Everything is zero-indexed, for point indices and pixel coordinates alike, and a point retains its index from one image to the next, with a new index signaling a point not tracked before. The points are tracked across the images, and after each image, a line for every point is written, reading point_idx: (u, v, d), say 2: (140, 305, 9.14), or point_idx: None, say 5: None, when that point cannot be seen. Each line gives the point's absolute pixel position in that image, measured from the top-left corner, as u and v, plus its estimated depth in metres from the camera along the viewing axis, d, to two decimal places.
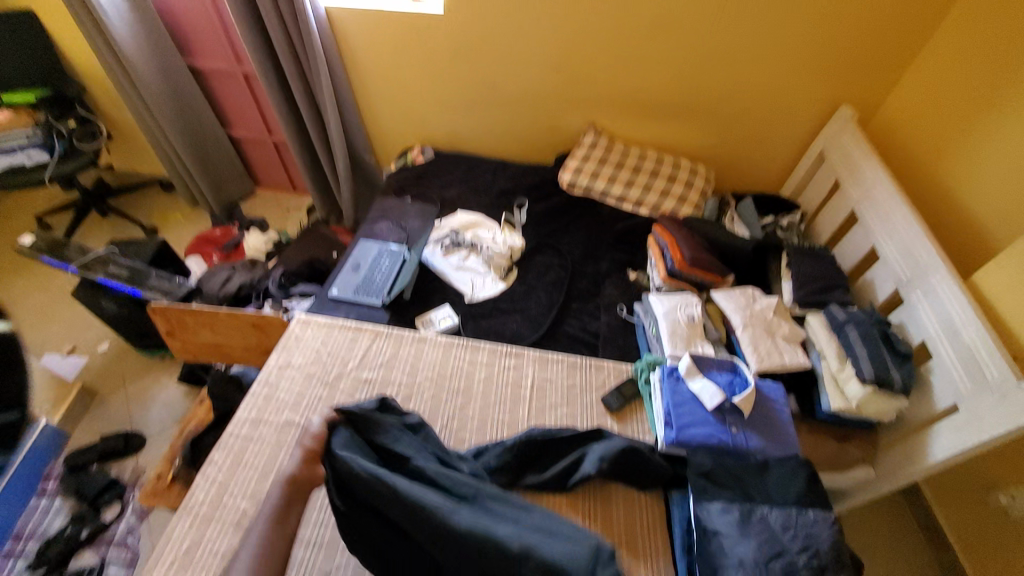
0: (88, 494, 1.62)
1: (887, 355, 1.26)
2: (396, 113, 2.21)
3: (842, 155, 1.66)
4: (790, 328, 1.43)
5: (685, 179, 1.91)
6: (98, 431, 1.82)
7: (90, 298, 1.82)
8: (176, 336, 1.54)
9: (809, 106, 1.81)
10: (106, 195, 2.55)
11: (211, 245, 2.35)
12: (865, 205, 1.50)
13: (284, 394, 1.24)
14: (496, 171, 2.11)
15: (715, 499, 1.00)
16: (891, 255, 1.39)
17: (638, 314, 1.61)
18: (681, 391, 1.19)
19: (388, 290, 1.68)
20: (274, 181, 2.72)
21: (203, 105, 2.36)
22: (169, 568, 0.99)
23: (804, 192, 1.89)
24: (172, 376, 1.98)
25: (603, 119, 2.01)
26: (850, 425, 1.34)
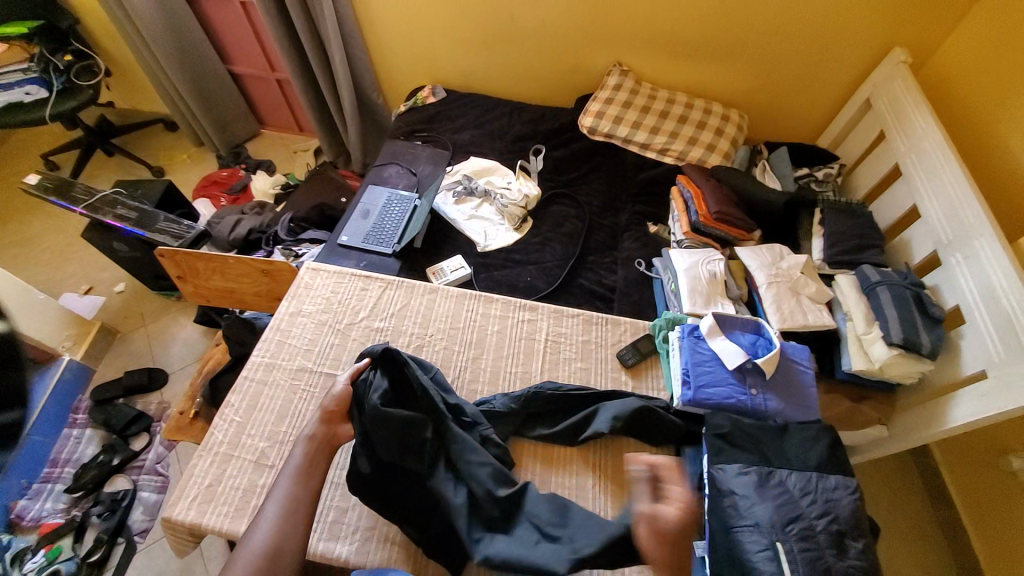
0: (116, 425, 1.67)
1: (919, 318, 1.20)
2: (405, 48, 2.06)
3: (892, 102, 1.51)
4: (818, 287, 1.36)
5: (715, 126, 1.78)
6: (121, 367, 1.87)
7: (101, 240, 1.80)
8: (188, 282, 1.52)
9: (858, 46, 1.64)
10: (110, 134, 2.47)
11: (219, 188, 2.29)
12: (912, 158, 1.38)
13: (296, 341, 1.24)
14: (512, 114, 1.99)
15: (732, 460, 0.98)
16: (932, 214, 1.29)
17: (657, 269, 1.55)
18: (700, 350, 1.16)
19: (398, 238, 1.64)
20: (280, 122, 2.61)
21: (202, 37, 2.22)
22: (193, 502, 1.02)
23: (843, 142, 1.76)
24: (189, 317, 2.00)
25: (629, 57, 1.86)
26: (868, 386, 1.30)
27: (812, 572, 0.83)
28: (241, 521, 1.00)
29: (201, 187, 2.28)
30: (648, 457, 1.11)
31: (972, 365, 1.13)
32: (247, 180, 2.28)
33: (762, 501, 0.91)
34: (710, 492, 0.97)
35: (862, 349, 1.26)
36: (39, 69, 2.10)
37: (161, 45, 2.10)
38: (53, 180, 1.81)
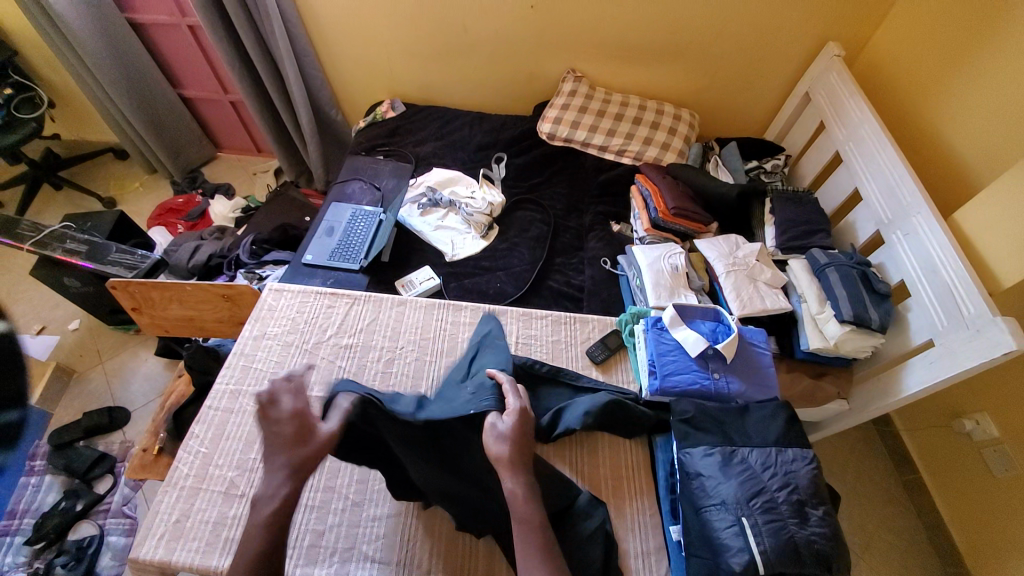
0: (78, 469, 1.60)
1: (865, 295, 1.27)
2: (362, 65, 2.07)
3: (829, 94, 1.60)
4: (773, 273, 1.43)
5: (668, 125, 1.85)
6: (82, 407, 1.78)
7: (51, 276, 1.72)
8: (144, 312, 1.47)
9: (795, 44, 1.73)
10: (57, 166, 2.38)
11: (176, 215, 2.23)
12: (851, 146, 1.47)
13: (262, 365, 1.21)
14: (472, 124, 2.02)
15: (697, 444, 1.01)
16: (873, 196, 1.37)
17: (622, 266, 1.59)
18: (665, 341, 1.19)
19: (365, 253, 1.63)
20: (238, 144, 2.57)
21: (148, 63, 2.17)
22: (161, 539, 0.98)
23: (789, 133, 1.85)
24: (151, 349, 1.93)
25: (582, 64, 1.91)
26: (826, 363, 1.36)
27: (779, 542, 0.86)
28: (214, 554, 0.97)
29: (156, 216, 2.21)
30: (621, 447, 1.14)
31: (918, 335, 1.20)
32: (206, 206, 2.23)
33: (727, 479, 0.94)
34: (680, 476, 1.00)
35: (817, 328, 1.32)
36: None
37: (107, 73, 2.05)
38: None
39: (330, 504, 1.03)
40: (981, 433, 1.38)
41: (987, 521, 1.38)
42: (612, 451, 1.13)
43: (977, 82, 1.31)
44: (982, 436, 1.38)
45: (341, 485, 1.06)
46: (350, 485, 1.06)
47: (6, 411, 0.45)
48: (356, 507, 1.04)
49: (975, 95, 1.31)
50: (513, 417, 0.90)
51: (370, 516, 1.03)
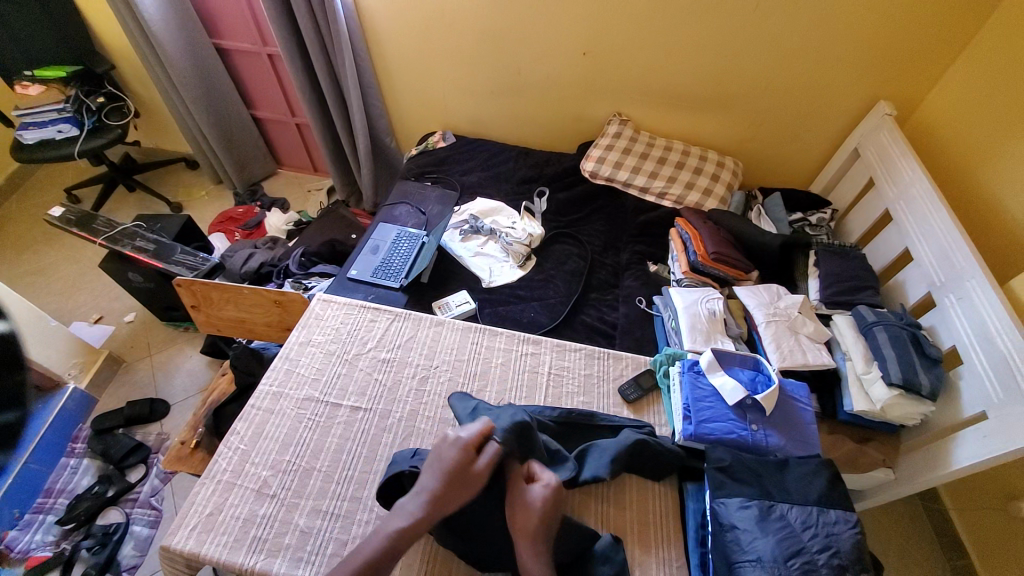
0: (115, 456, 1.67)
1: (915, 357, 1.22)
2: (419, 98, 2.20)
3: (880, 151, 1.60)
4: (817, 327, 1.39)
5: (711, 172, 1.87)
6: (125, 396, 1.88)
7: (118, 270, 1.85)
8: (201, 311, 1.56)
9: (846, 100, 1.74)
10: (133, 171, 2.59)
11: (234, 223, 2.38)
12: (902, 204, 1.44)
13: (304, 370, 1.26)
14: (518, 158, 2.09)
15: (733, 495, 0.98)
16: (925, 257, 1.34)
17: (658, 307, 1.59)
18: (701, 386, 1.17)
19: (406, 273, 1.69)
20: (296, 162, 2.74)
21: (227, 84, 2.37)
22: (193, 531, 1.01)
23: (836, 188, 1.84)
24: (196, 347, 2.02)
25: (629, 108, 1.98)
26: (871, 426, 1.30)
27: None
28: (240, 552, 0.99)
29: (216, 223, 2.37)
30: (649, 491, 1.11)
31: (972, 406, 1.13)
32: (261, 217, 2.37)
33: (764, 535, 0.91)
34: (713, 528, 0.97)
35: (863, 389, 1.27)
36: (73, 109, 2.23)
37: (191, 90, 2.24)
38: (77, 213, 1.89)
39: (355, 514, 1.04)
40: None
41: None
42: (641, 495, 1.11)
43: None
44: None
45: (367, 497, 1.07)
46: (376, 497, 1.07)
47: None
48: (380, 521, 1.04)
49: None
50: (548, 490, 0.94)
51: None
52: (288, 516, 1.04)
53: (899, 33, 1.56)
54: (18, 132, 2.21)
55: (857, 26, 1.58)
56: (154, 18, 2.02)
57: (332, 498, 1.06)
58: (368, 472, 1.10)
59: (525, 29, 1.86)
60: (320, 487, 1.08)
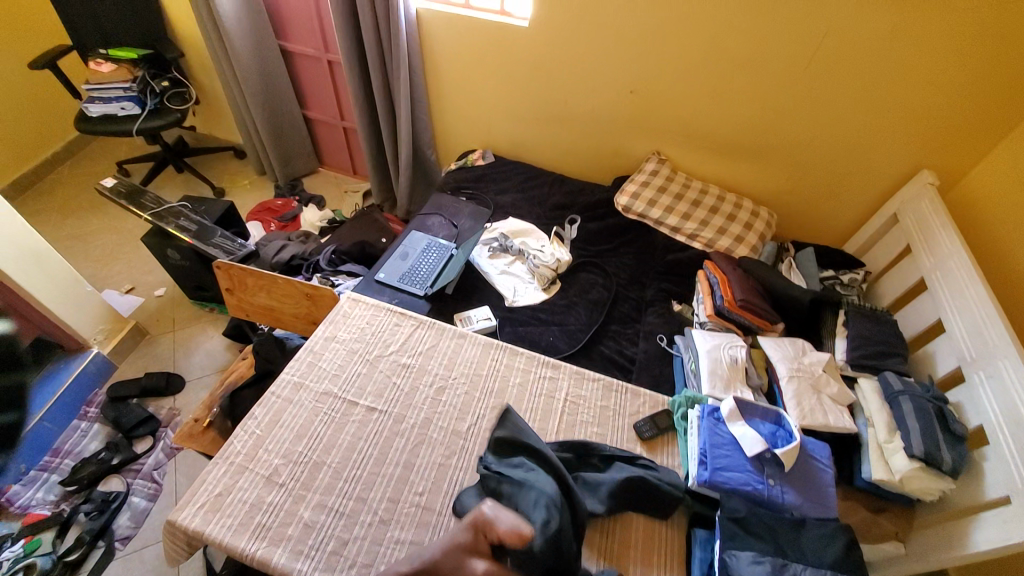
0: (125, 424, 1.70)
1: (940, 432, 1.19)
2: (465, 116, 2.27)
3: (919, 219, 1.58)
4: (840, 388, 1.36)
5: (744, 220, 1.87)
6: (143, 368, 1.92)
7: (158, 246, 1.92)
8: (234, 295, 1.59)
9: (890, 164, 1.73)
10: (184, 153, 2.70)
11: (271, 214, 2.46)
12: (937, 275, 1.42)
13: (326, 364, 1.28)
14: (553, 184, 2.13)
15: (746, 548, 0.96)
16: (957, 330, 1.31)
17: (678, 347, 1.57)
18: (720, 433, 1.15)
19: (431, 282, 1.72)
20: (337, 163, 2.83)
21: (286, 83, 2.48)
22: (201, 509, 1.02)
23: (870, 250, 1.82)
24: (217, 329, 2.06)
25: (669, 148, 2.01)
26: (889, 498, 1.26)
27: None
28: (244, 537, 0.99)
29: (254, 212, 2.45)
30: (654, 529, 1.09)
31: (996, 488, 1.09)
32: (297, 211, 2.44)
33: None
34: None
35: (882, 458, 1.24)
36: (138, 89, 2.35)
37: (250, 85, 2.36)
38: (127, 185, 1.98)
39: (358, 516, 1.04)
40: None
41: None
42: (647, 537, 1.08)
43: None
44: None
45: (372, 500, 1.06)
46: (381, 501, 1.07)
47: None
48: (382, 525, 1.03)
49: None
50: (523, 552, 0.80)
51: (393, 538, 1.02)
52: (294, 507, 1.04)
53: (948, 105, 1.57)
54: (85, 105, 2.34)
55: (906, 93, 1.59)
56: (228, 15, 2.15)
57: (338, 496, 1.06)
58: (377, 474, 1.10)
59: (577, 62, 1.92)
60: (326, 482, 1.08)
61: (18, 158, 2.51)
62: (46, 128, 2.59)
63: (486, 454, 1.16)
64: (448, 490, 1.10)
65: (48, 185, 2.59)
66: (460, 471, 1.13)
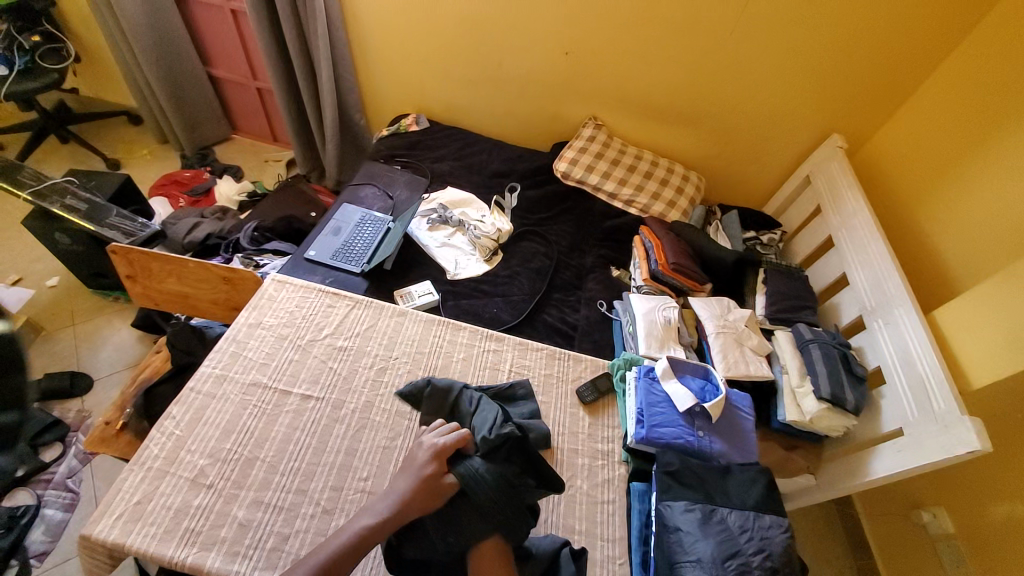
0: (28, 431, 1.51)
1: (844, 375, 1.34)
2: (394, 77, 2.14)
3: (828, 182, 1.71)
4: (760, 340, 1.49)
5: (676, 185, 1.94)
6: (43, 368, 1.71)
7: (43, 230, 1.68)
8: (138, 282, 1.43)
9: (805, 130, 1.85)
10: (67, 121, 2.35)
11: (180, 188, 2.22)
12: (843, 233, 1.56)
13: (252, 354, 1.20)
14: (491, 151, 2.07)
15: (679, 498, 1.04)
16: (860, 283, 1.46)
17: (617, 311, 1.63)
18: (655, 392, 1.22)
19: (368, 258, 1.65)
20: (254, 130, 2.58)
21: (185, 38, 2.20)
22: (118, 520, 0.95)
23: (786, 211, 1.96)
24: (126, 320, 1.87)
25: (604, 113, 2.01)
26: (800, 436, 1.41)
27: None
28: (171, 544, 0.94)
29: (160, 186, 2.20)
30: (598, 488, 1.15)
31: (891, 422, 1.25)
32: (212, 184, 2.22)
33: (704, 537, 0.97)
34: (657, 529, 1.02)
35: (795, 401, 1.38)
36: (3, 47, 2.00)
37: (141, 39, 2.06)
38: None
39: (298, 508, 1.01)
40: (936, 526, 1.45)
41: None
42: (592, 496, 1.13)
43: (962, 197, 1.42)
44: (937, 530, 1.45)
45: (313, 490, 1.04)
46: (322, 491, 1.04)
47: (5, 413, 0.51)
48: (326, 514, 1.01)
49: (961, 205, 1.42)
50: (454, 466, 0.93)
51: (338, 526, 1.00)
52: (227, 507, 0.99)
53: (856, 73, 1.68)
54: None
55: (820, 60, 1.68)
56: None
57: (276, 490, 1.02)
58: (317, 464, 1.07)
59: (509, 22, 1.84)
60: (262, 477, 1.04)
61: None
62: None
63: None
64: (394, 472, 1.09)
65: None
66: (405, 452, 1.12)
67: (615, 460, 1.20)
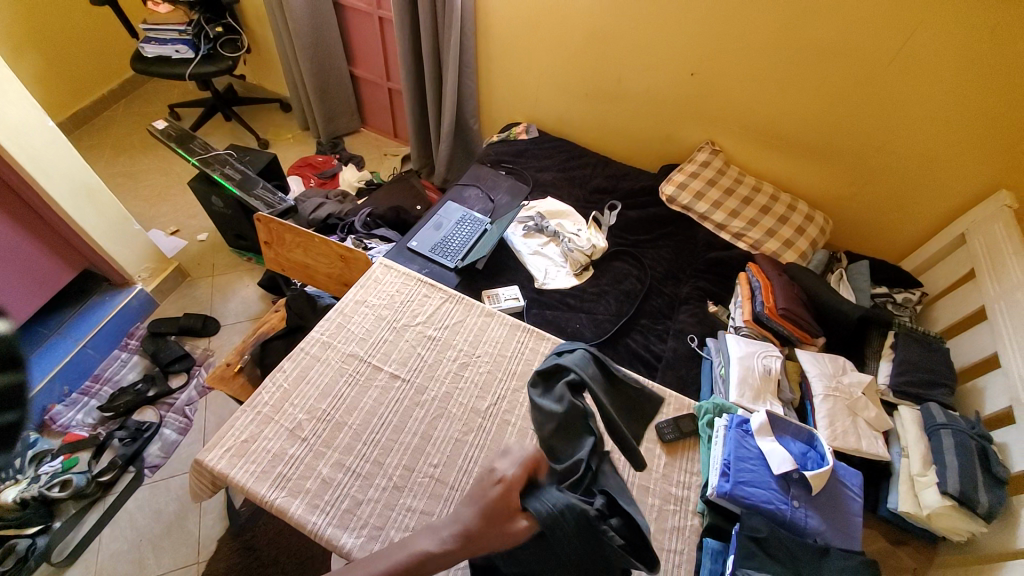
0: (162, 359, 1.78)
1: (980, 473, 1.12)
2: (513, 88, 2.21)
3: (989, 244, 1.46)
4: (879, 413, 1.29)
5: (796, 224, 1.77)
6: (182, 308, 1.99)
7: (203, 192, 1.96)
8: (271, 249, 1.60)
9: (965, 181, 1.59)
10: (233, 102, 2.73)
11: (311, 170, 2.47)
12: (1000, 305, 1.31)
13: (354, 327, 1.29)
14: (597, 167, 2.05)
15: (761, 569, 0.93)
16: (1015, 369, 1.21)
17: (709, 350, 1.52)
18: (746, 446, 1.11)
19: (462, 256, 1.71)
20: (379, 125, 2.81)
21: (336, 38, 2.45)
22: (226, 452, 1.06)
23: (930, 270, 1.69)
24: (252, 278, 2.11)
25: (724, 140, 1.90)
26: (912, 531, 1.20)
27: None
28: (265, 484, 1.03)
29: (296, 167, 2.47)
30: (665, 533, 1.07)
31: None
32: (337, 170, 2.45)
33: None
34: None
35: (913, 490, 1.19)
36: (192, 33, 2.38)
37: (301, 38, 2.34)
38: (177, 130, 2.01)
39: (373, 479, 1.06)
40: None
41: None
42: (658, 538, 1.06)
43: None
44: None
45: (388, 465, 1.08)
46: (396, 467, 1.08)
47: (5, 409, 0.27)
48: (397, 490, 1.05)
49: None
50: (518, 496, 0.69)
51: (406, 505, 1.03)
52: (314, 462, 1.07)
53: None
54: (141, 46, 2.38)
55: (1000, 103, 1.44)
56: None
57: (356, 457, 1.08)
58: (395, 441, 1.11)
59: (637, 40, 1.82)
60: (346, 443, 1.10)
61: (78, 94, 2.59)
62: (103, 65, 2.65)
63: (502, 436, 1.15)
64: (463, 466, 1.10)
65: (103, 122, 2.67)
66: (475, 449, 1.12)
67: (690, 509, 1.11)
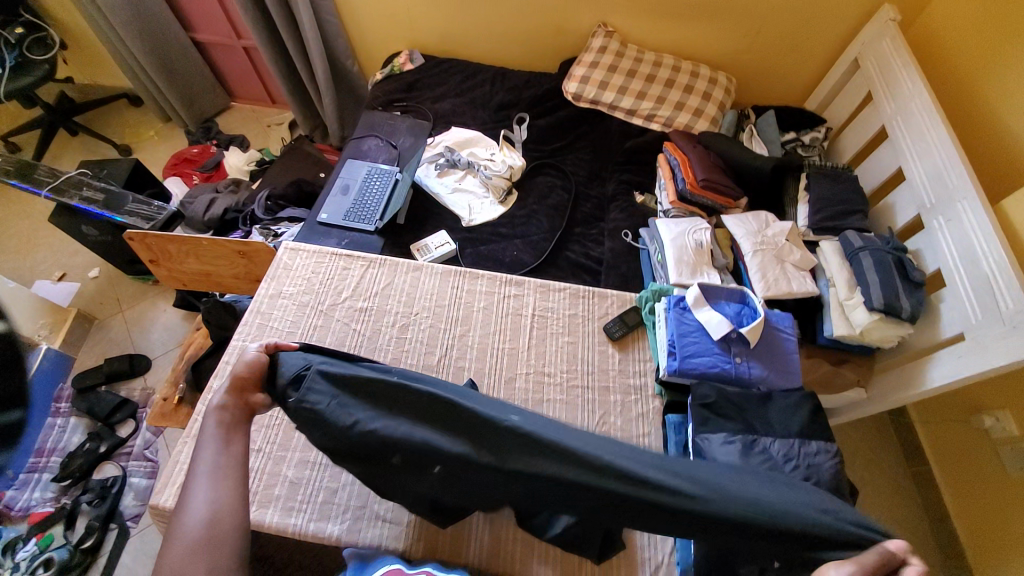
0: (101, 413, 1.66)
1: (899, 282, 1.22)
2: (381, 13, 1.96)
3: (880, 63, 1.47)
4: (803, 254, 1.37)
5: (702, 90, 1.74)
6: (102, 354, 1.83)
7: (69, 224, 1.72)
8: (161, 266, 1.46)
9: (849, 3, 1.58)
10: (72, 112, 2.34)
11: (190, 165, 2.20)
12: (898, 122, 1.36)
13: (278, 323, 1.21)
14: (495, 81, 1.92)
15: (717, 430, 1.01)
16: (918, 178, 1.28)
17: (644, 240, 1.53)
18: (686, 321, 1.16)
19: (380, 215, 1.59)
20: (251, 94, 2.50)
21: (159, 3, 2.07)
22: (180, 489, 1.02)
23: (830, 104, 1.73)
24: (168, 300, 1.96)
25: (615, 18, 1.78)
26: (848, 349, 1.33)
27: None
28: None
29: (172, 166, 2.19)
30: (632, 422, 1.14)
31: (951, 326, 1.15)
32: (220, 157, 2.20)
33: (744, 467, 0.95)
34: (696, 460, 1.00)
35: (844, 314, 1.28)
36: None
37: (118, 13, 1.97)
38: (13, 162, 1.71)
39: (343, 464, 1.06)
40: (999, 429, 1.34)
41: (1000, 519, 1.34)
42: (628, 429, 1.13)
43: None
44: (1001, 434, 1.34)
45: None
46: None
47: None
48: None
49: None
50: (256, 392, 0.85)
51: None
52: (276, 468, 1.05)
53: None
54: None
55: None
56: None
57: (319, 449, 1.07)
58: None
59: None
60: (304, 439, 1.08)
61: None
62: None
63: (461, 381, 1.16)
64: None
65: None
66: None
67: (649, 394, 1.18)
